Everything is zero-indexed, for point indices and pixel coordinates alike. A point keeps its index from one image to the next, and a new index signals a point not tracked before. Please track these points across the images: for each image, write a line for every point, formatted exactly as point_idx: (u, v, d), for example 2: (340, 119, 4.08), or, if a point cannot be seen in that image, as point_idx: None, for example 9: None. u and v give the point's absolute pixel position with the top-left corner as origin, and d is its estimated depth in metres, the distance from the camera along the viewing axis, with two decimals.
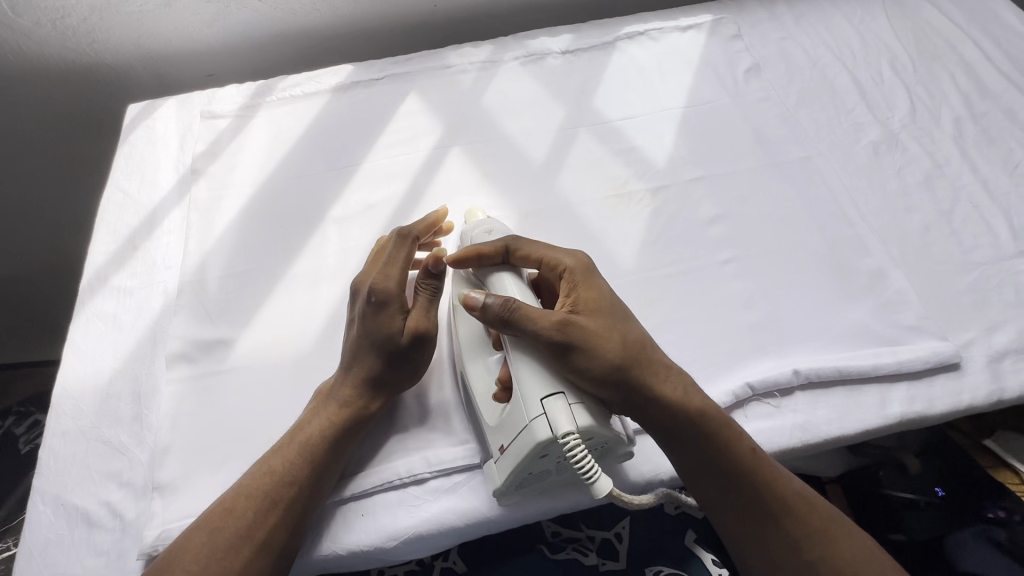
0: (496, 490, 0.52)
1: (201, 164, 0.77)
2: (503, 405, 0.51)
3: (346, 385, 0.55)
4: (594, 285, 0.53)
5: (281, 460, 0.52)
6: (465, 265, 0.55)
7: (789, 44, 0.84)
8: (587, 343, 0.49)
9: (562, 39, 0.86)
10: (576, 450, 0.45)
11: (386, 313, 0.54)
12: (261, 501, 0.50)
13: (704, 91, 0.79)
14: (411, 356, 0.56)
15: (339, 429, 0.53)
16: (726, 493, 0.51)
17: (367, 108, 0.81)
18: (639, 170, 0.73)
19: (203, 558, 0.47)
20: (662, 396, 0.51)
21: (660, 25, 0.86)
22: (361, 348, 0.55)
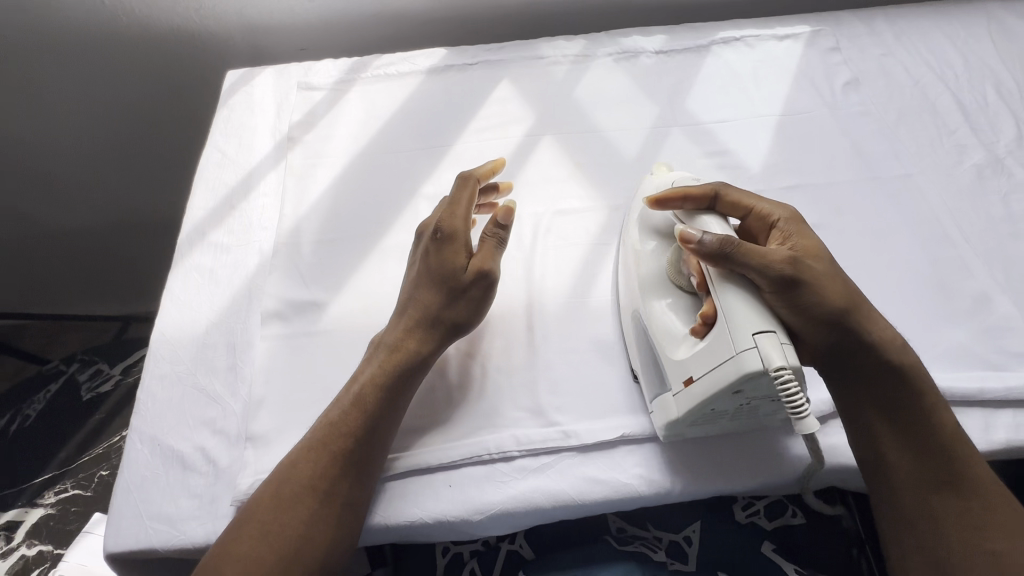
0: (669, 422, 0.52)
1: (297, 132, 0.78)
2: (701, 339, 0.50)
3: (402, 331, 0.56)
4: (810, 236, 0.53)
5: (344, 411, 0.52)
6: (674, 201, 0.55)
7: (889, 61, 0.83)
8: (811, 281, 0.50)
9: (655, 39, 0.86)
10: (790, 385, 0.44)
11: (451, 249, 0.57)
12: (328, 455, 0.50)
13: (801, 101, 0.78)
14: (476, 294, 0.57)
15: (394, 376, 0.54)
16: (921, 454, 0.50)
17: (459, 91, 0.82)
18: (733, 174, 0.72)
19: (277, 504, 0.48)
20: (872, 345, 0.51)
21: (756, 32, 0.85)
22: (426, 288, 0.57)
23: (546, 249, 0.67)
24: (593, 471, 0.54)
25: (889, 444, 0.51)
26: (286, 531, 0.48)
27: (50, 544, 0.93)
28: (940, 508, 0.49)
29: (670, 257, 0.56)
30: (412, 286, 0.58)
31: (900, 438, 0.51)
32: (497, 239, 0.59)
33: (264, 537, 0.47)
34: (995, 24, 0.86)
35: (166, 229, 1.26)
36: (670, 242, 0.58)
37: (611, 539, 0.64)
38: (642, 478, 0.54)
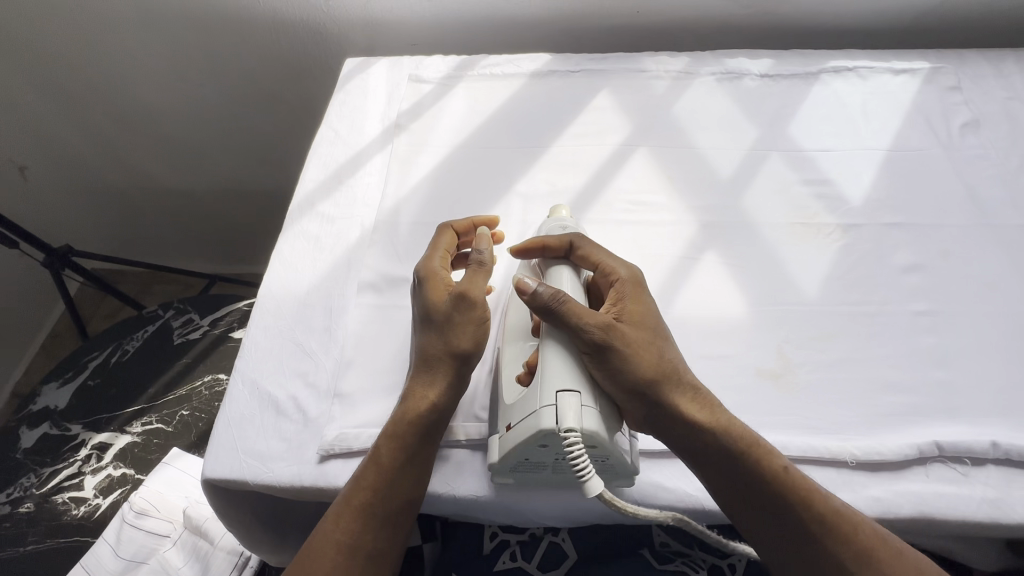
0: (491, 465, 0.52)
1: (405, 120, 0.84)
2: (524, 386, 0.52)
3: (428, 374, 0.55)
4: (643, 300, 0.55)
5: (412, 393, 0.54)
6: (531, 253, 0.58)
7: (1016, 106, 0.78)
8: (622, 347, 0.50)
9: (761, 62, 0.86)
10: (576, 448, 0.46)
11: (431, 287, 0.58)
12: (397, 431, 0.53)
13: (913, 138, 0.76)
14: (469, 321, 0.56)
15: (439, 410, 0.54)
16: (755, 517, 0.50)
17: (560, 95, 0.85)
18: (832, 204, 0.71)
19: (367, 474, 0.52)
20: (692, 414, 0.50)
21: (870, 64, 0.84)
22: (427, 329, 0.56)
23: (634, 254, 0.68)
24: (660, 477, 0.55)
25: (727, 507, 0.51)
26: (374, 505, 0.51)
27: (132, 469, 1.03)
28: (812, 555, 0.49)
29: None
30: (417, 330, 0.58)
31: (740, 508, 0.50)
32: (481, 263, 0.58)
33: (360, 509, 0.51)
34: None
35: (275, 203, 1.37)
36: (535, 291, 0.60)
37: (648, 556, 0.63)
38: (709, 492, 0.53)
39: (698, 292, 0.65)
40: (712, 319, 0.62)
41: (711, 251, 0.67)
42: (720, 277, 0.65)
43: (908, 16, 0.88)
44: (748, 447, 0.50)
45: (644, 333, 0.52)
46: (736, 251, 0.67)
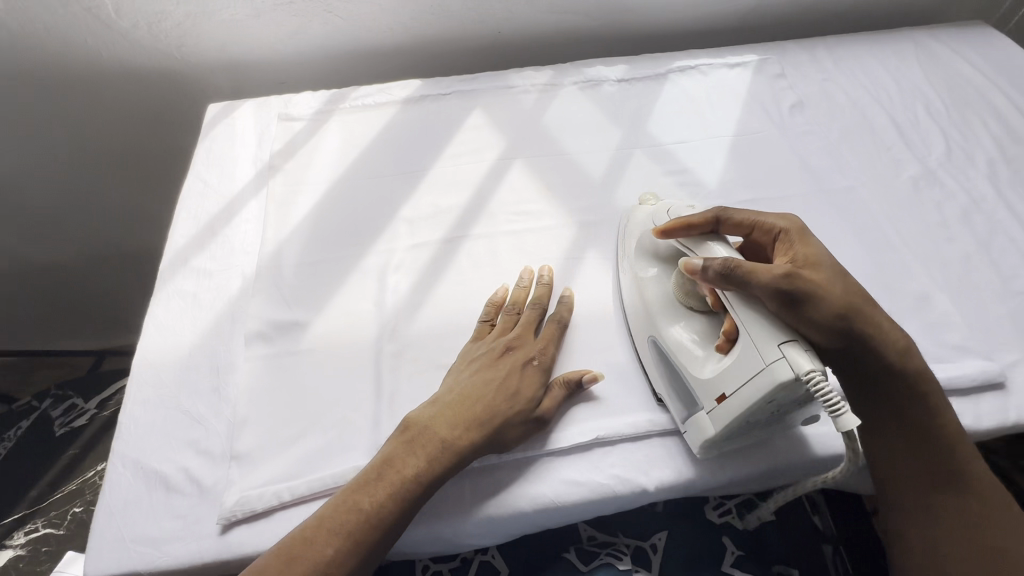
0: (705, 442, 0.56)
1: (279, 161, 0.82)
2: (725, 355, 0.55)
3: (456, 420, 0.55)
4: (812, 244, 0.56)
5: (433, 426, 0.55)
6: (675, 232, 0.60)
7: (830, 85, 0.90)
8: (811, 294, 0.51)
9: (617, 68, 0.93)
10: (822, 385, 0.47)
11: (523, 376, 0.59)
12: (437, 451, 0.54)
13: (752, 123, 0.85)
14: (531, 377, 0.59)
15: (461, 451, 0.54)
16: (921, 459, 0.52)
17: (435, 119, 0.87)
18: (694, 190, 0.77)
19: (360, 491, 0.51)
20: (879, 350, 0.53)
21: (709, 61, 0.93)
22: (500, 396, 0.57)
23: (521, 263, 0.70)
24: (571, 473, 0.57)
25: (892, 434, 0.53)
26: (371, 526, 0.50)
27: None
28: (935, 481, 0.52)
29: (676, 281, 0.61)
30: (477, 381, 0.58)
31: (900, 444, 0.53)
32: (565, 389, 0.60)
33: (336, 532, 0.49)
34: (921, 49, 0.95)
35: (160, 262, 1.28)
36: (671, 267, 0.63)
37: (573, 558, 0.64)
38: (619, 477, 0.57)
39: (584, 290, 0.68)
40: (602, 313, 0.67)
41: (593, 250, 0.72)
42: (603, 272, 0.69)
43: (734, 17, 0.99)
44: (918, 377, 0.53)
45: (834, 273, 0.54)
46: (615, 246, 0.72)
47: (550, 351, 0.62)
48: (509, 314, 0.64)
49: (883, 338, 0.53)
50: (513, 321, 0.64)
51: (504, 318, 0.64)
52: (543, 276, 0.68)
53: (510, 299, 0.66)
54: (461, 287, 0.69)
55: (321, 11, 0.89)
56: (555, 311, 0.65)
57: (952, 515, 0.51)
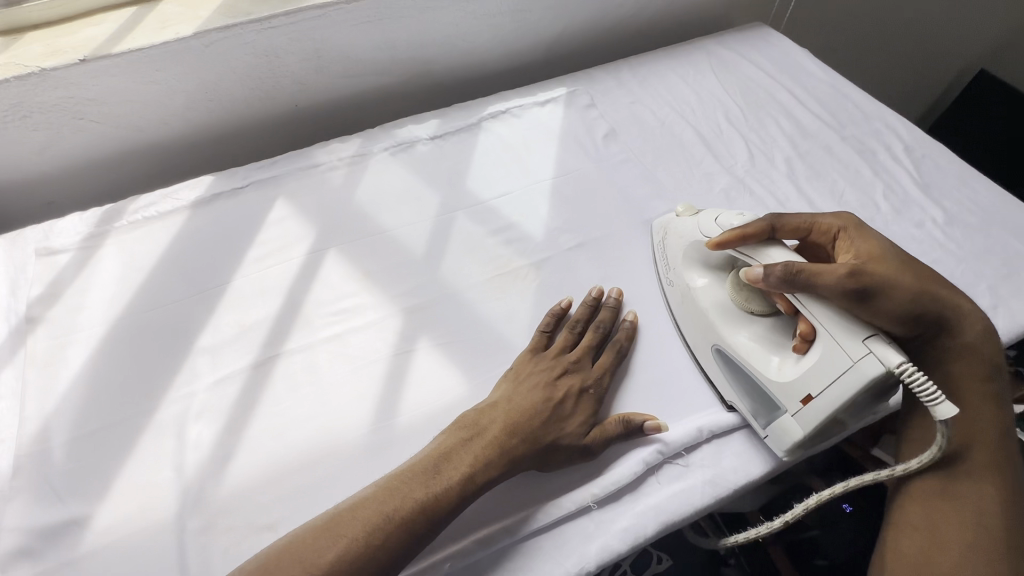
0: (794, 446, 0.55)
1: (38, 310, 0.68)
2: (802, 355, 0.56)
3: (511, 432, 0.54)
4: (872, 238, 0.58)
5: (455, 453, 0.53)
6: (732, 242, 0.59)
7: (638, 107, 0.92)
8: (884, 286, 0.53)
9: (428, 125, 0.88)
10: (918, 377, 0.48)
11: (583, 404, 0.58)
12: (496, 450, 0.53)
13: (569, 161, 0.83)
14: (590, 400, 0.59)
15: (490, 467, 0.53)
16: (982, 453, 0.54)
17: (232, 219, 0.77)
18: (521, 247, 0.74)
19: (419, 479, 0.51)
20: (955, 337, 0.57)
21: (519, 102, 0.91)
22: (556, 418, 0.56)
23: (346, 373, 0.63)
24: None
25: (961, 421, 0.55)
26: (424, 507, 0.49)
27: None
28: (968, 492, 0.53)
29: (733, 287, 0.62)
30: (544, 402, 0.57)
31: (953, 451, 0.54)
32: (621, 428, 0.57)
33: (391, 518, 0.48)
34: (712, 58, 1.00)
35: None
36: (724, 275, 0.64)
37: None
38: None
39: (417, 388, 0.62)
40: (440, 409, 0.61)
41: (423, 337, 0.66)
42: (438, 362, 0.64)
43: (534, 52, 1.00)
44: (979, 362, 0.57)
45: (890, 261, 0.56)
46: (446, 329, 0.66)
47: (602, 372, 0.61)
48: (570, 333, 0.63)
49: (957, 318, 0.57)
50: (573, 341, 0.63)
51: (563, 337, 0.63)
52: (612, 297, 0.67)
53: (577, 316, 0.65)
54: (277, 420, 0.60)
55: (68, 119, 0.76)
56: (616, 335, 0.64)
57: (977, 532, 0.51)
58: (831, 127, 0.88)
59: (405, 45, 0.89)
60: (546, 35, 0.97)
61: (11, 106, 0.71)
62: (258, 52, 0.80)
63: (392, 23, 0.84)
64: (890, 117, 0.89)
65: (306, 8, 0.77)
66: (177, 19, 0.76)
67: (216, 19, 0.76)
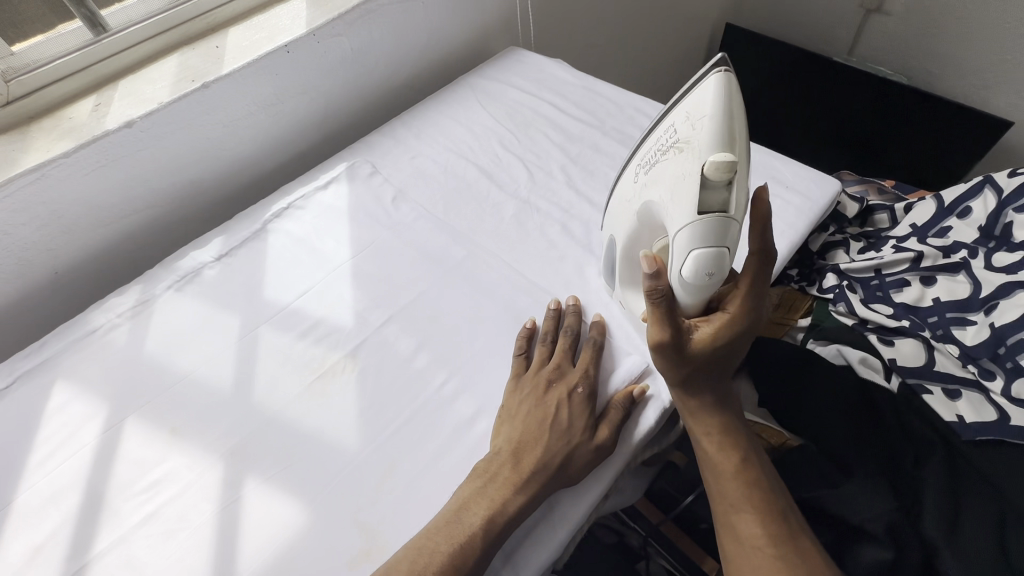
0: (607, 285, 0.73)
1: None
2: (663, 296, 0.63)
3: (523, 465, 0.55)
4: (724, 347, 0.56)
5: (474, 501, 0.53)
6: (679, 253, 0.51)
7: (420, 160, 0.94)
8: (678, 359, 0.55)
9: (212, 246, 0.84)
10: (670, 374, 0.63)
11: (582, 408, 0.60)
12: (514, 484, 0.54)
13: (364, 235, 0.83)
14: (581, 395, 0.60)
15: (514, 506, 0.53)
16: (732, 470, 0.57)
17: (1, 426, 0.68)
18: (333, 340, 0.72)
19: (445, 533, 0.52)
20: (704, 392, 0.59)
21: (301, 192, 0.89)
22: (559, 432, 0.58)
23: (171, 554, 0.57)
24: None
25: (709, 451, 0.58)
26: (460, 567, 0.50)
27: None
28: (744, 523, 0.55)
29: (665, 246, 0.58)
30: (547, 425, 0.58)
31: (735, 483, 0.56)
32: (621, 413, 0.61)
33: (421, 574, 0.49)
34: (478, 92, 1.05)
35: None
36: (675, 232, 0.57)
37: None
38: None
39: (252, 534, 0.57)
40: (278, 551, 0.56)
41: (249, 477, 0.61)
42: (270, 498, 0.59)
43: (308, 136, 0.99)
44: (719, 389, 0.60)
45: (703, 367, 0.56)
46: (273, 458, 0.62)
47: (584, 369, 0.63)
48: (550, 348, 0.66)
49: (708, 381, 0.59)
50: (553, 353, 0.65)
51: (542, 353, 0.65)
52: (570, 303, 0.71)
53: (543, 329, 0.68)
54: None
55: None
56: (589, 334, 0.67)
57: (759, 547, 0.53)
58: (592, 126, 0.95)
59: (158, 175, 0.84)
60: (312, 120, 0.98)
61: None
62: None
63: (133, 159, 0.80)
64: (639, 101, 0.99)
65: (17, 175, 0.71)
66: None
67: None
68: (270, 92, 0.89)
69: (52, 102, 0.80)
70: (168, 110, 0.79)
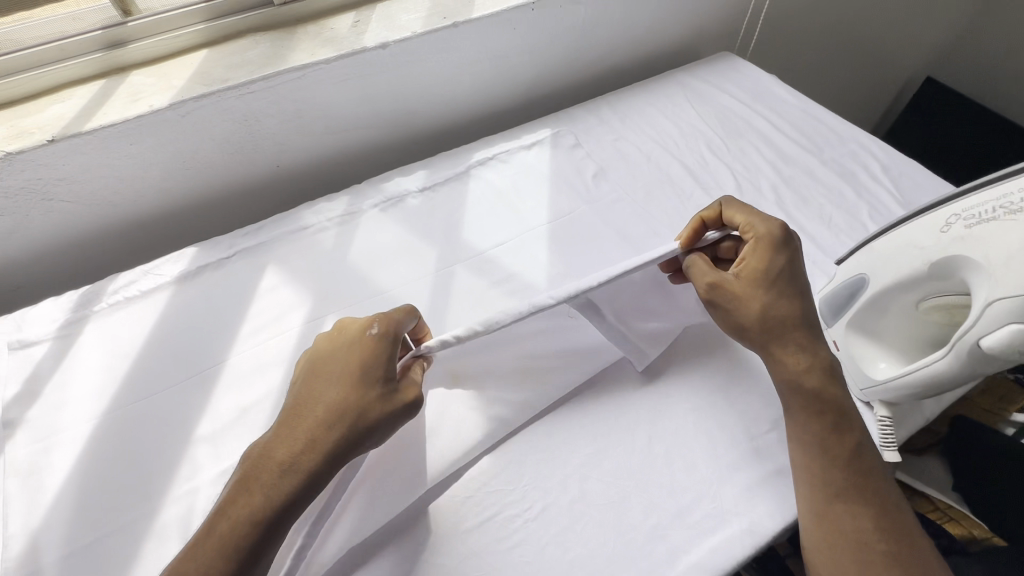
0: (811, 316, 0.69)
1: (14, 412, 0.63)
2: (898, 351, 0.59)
3: (286, 448, 0.50)
4: (771, 261, 0.60)
5: (262, 460, 0.50)
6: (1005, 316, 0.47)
7: (623, 144, 0.93)
8: (733, 299, 0.60)
9: (417, 177, 0.87)
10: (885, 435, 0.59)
11: (354, 375, 0.52)
12: (246, 509, 0.48)
13: (562, 203, 0.83)
14: (378, 351, 0.53)
15: (274, 503, 0.48)
16: (837, 474, 0.53)
17: (223, 290, 0.74)
18: (524, 296, 0.73)
19: (236, 503, 0.48)
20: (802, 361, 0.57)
21: (505, 147, 0.91)
22: (309, 412, 0.51)
23: None
24: None
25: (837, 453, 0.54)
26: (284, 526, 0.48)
27: None
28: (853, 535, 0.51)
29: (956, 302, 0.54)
30: (306, 395, 0.52)
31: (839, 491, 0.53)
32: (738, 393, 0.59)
33: (241, 531, 0.47)
34: (688, 90, 1.02)
35: None
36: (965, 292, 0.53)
37: None
38: None
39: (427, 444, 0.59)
40: (461, 480, 0.58)
41: None
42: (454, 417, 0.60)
43: (514, 95, 1.01)
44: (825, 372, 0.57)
45: (769, 290, 0.59)
46: None
47: (393, 317, 0.55)
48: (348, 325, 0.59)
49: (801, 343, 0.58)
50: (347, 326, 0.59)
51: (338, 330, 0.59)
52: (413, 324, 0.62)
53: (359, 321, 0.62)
54: None
55: (37, 202, 0.74)
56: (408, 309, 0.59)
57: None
58: (810, 151, 0.90)
59: (385, 98, 0.88)
60: (523, 80, 0.99)
61: None
62: (237, 118, 0.78)
63: (372, 80, 0.84)
64: (863, 137, 0.92)
65: (284, 70, 0.76)
66: (151, 91, 0.74)
67: (192, 88, 0.74)
68: (501, 46, 0.91)
69: (316, 10, 0.85)
70: (418, 40, 0.83)
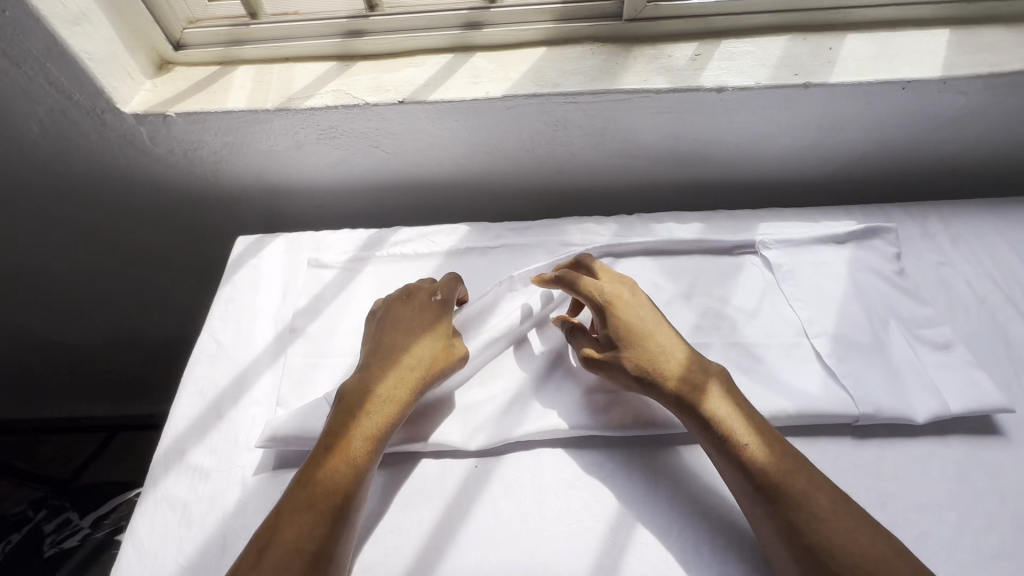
0: None
1: (301, 322, 0.73)
2: None
3: (364, 381, 0.61)
4: (646, 328, 0.64)
5: (340, 396, 0.60)
6: None
7: (949, 271, 0.76)
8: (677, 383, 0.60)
9: (691, 228, 0.82)
10: None
11: (420, 325, 0.66)
12: (339, 416, 0.58)
13: (854, 317, 0.71)
14: (442, 318, 0.67)
15: (360, 424, 0.58)
16: (805, 521, 0.50)
17: (481, 276, 0.77)
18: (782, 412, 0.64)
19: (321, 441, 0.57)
20: (749, 434, 0.56)
21: (799, 230, 0.80)
22: (381, 348, 0.64)
23: (571, 506, 0.58)
24: None
25: (806, 510, 0.50)
26: (368, 459, 0.56)
27: None
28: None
29: None
30: (378, 338, 0.66)
31: (819, 541, 0.49)
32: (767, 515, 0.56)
33: (326, 448, 0.56)
34: None
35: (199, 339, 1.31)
36: None
37: None
38: None
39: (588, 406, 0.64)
40: None
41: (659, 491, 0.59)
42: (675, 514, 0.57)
43: (822, 169, 0.88)
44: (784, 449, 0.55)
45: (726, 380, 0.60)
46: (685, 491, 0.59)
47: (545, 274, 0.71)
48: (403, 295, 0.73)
49: (755, 424, 0.57)
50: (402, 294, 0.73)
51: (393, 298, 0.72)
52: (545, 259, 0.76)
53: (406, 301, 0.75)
54: (495, 535, 0.57)
55: (366, 146, 0.83)
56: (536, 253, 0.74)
57: None
58: None
59: (688, 138, 0.83)
60: (841, 156, 0.86)
61: (329, 127, 0.80)
62: (549, 122, 0.79)
63: (688, 118, 0.79)
64: None
65: (613, 91, 0.75)
66: (489, 77, 0.78)
67: (525, 85, 0.76)
68: (840, 117, 0.79)
69: (658, 33, 0.81)
70: (755, 92, 0.75)
